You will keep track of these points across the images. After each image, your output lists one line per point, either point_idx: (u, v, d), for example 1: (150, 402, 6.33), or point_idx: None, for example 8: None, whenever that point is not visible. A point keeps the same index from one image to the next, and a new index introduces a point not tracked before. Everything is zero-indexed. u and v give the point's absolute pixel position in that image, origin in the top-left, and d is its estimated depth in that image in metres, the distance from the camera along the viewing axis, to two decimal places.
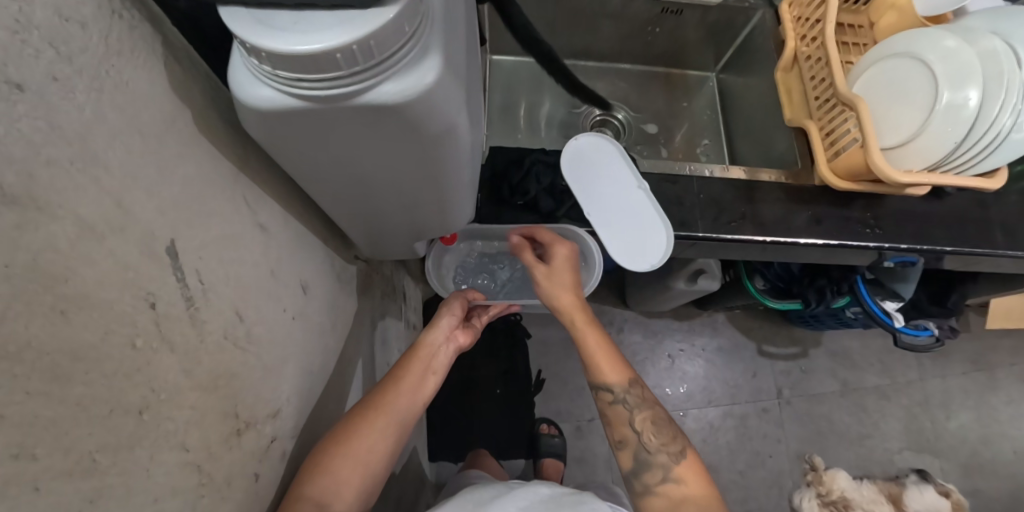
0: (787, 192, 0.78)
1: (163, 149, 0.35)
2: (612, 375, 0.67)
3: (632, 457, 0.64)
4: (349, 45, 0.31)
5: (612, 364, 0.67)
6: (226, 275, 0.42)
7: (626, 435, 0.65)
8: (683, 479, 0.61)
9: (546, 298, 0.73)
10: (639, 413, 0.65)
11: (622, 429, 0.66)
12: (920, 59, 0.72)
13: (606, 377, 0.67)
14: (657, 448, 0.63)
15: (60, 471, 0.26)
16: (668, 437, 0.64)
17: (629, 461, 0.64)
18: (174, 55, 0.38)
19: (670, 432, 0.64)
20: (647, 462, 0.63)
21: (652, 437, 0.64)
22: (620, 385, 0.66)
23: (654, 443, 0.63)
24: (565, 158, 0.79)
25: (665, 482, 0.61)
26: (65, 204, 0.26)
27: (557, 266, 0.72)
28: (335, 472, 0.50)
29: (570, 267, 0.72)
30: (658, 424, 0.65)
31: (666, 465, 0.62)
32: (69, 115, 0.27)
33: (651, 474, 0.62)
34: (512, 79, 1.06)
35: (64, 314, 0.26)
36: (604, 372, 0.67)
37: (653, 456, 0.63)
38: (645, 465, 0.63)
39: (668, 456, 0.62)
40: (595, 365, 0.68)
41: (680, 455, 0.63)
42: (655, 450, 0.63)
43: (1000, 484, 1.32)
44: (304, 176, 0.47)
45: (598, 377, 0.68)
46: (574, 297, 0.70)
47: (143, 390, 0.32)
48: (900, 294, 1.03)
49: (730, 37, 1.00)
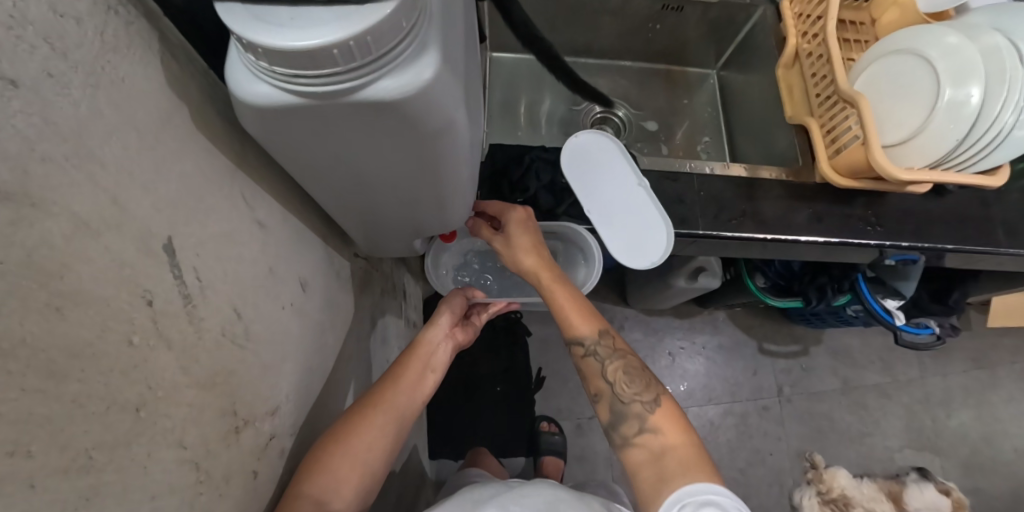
0: (788, 189, 0.78)
1: (160, 146, 0.35)
2: (581, 328, 0.65)
3: (608, 410, 0.63)
4: (346, 41, 0.31)
5: (579, 317, 0.66)
6: (224, 272, 0.42)
7: (600, 388, 0.65)
8: (658, 427, 0.60)
9: (510, 264, 0.70)
10: (610, 364, 0.64)
11: (596, 381, 0.65)
12: (922, 56, 0.72)
13: (575, 331, 0.66)
14: (631, 398, 0.62)
15: (55, 469, 0.26)
16: (641, 386, 0.63)
17: (606, 414, 0.64)
18: (170, 52, 0.38)
19: (644, 380, 0.63)
20: (622, 413, 0.62)
21: (625, 387, 0.63)
22: (590, 337, 0.65)
23: (627, 393, 0.63)
24: (565, 156, 0.79)
25: (642, 432, 0.60)
26: (60, 201, 0.26)
27: (512, 231, 0.68)
28: (334, 469, 0.51)
29: (526, 229, 0.68)
30: (630, 373, 0.64)
31: (641, 414, 0.61)
32: (65, 111, 0.27)
33: (628, 425, 0.61)
34: (512, 77, 1.06)
35: (60, 311, 0.26)
36: (573, 326, 0.66)
37: (628, 406, 0.62)
38: (622, 417, 0.62)
39: (643, 406, 0.61)
40: (565, 320, 0.67)
41: (654, 403, 0.62)
42: (629, 400, 0.62)
43: (1001, 482, 1.32)
44: (302, 172, 0.47)
45: (570, 331, 0.66)
46: (536, 258, 0.67)
47: (140, 387, 0.32)
48: (901, 292, 1.02)
49: (731, 34, 1.00)
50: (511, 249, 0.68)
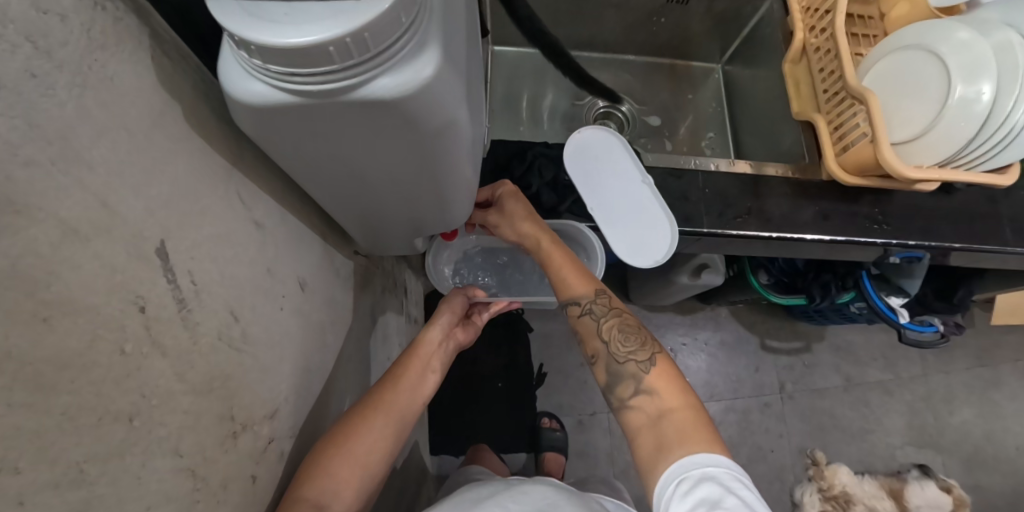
0: (794, 187, 0.77)
1: (152, 147, 0.34)
2: (575, 288, 0.65)
3: (605, 371, 0.63)
4: (342, 38, 0.30)
5: (574, 277, 0.66)
6: (219, 275, 0.41)
7: (596, 348, 0.64)
8: (653, 389, 0.59)
9: (507, 233, 0.71)
10: (606, 321, 0.64)
11: (593, 342, 0.64)
12: (933, 51, 0.70)
13: (571, 291, 0.66)
14: (625, 358, 0.61)
15: (45, 484, 0.25)
16: (637, 344, 0.62)
17: (603, 376, 0.63)
18: (162, 48, 0.37)
19: (639, 339, 0.62)
20: (618, 373, 0.61)
21: (620, 346, 0.63)
22: (586, 296, 0.65)
23: (622, 353, 0.62)
24: (569, 150, 0.77)
25: (637, 394, 0.59)
26: (46, 206, 0.25)
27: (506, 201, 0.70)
28: (331, 471, 0.50)
29: (519, 200, 0.70)
30: (625, 331, 0.63)
31: (637, 374, 0.60)
32: (50, 112, 0.26)
33: (623, 387, 0.60)
34: (515, 70, 1.04)
35: (47, 322, 0.25)
36: (568, 287, 0.66)
37: (624, 366, 0.61)
38: (618, 377, 0.61)
39: (637, 365, 0.60)
40: (562, 282, 0.67)
41: (649, 362, 0.61)
42: (624, 359, 0.61)
43: (1003, 479, 1.32)
44: (299, 172, 0.46)
45: (565, 293, 0.66)
46: (531, 225, 0.68)
47: (133, 395, 0.31)
48: (906, 290, 1.00)
49: (737, 28, 0.98)
50: (507, 219, 0.70)
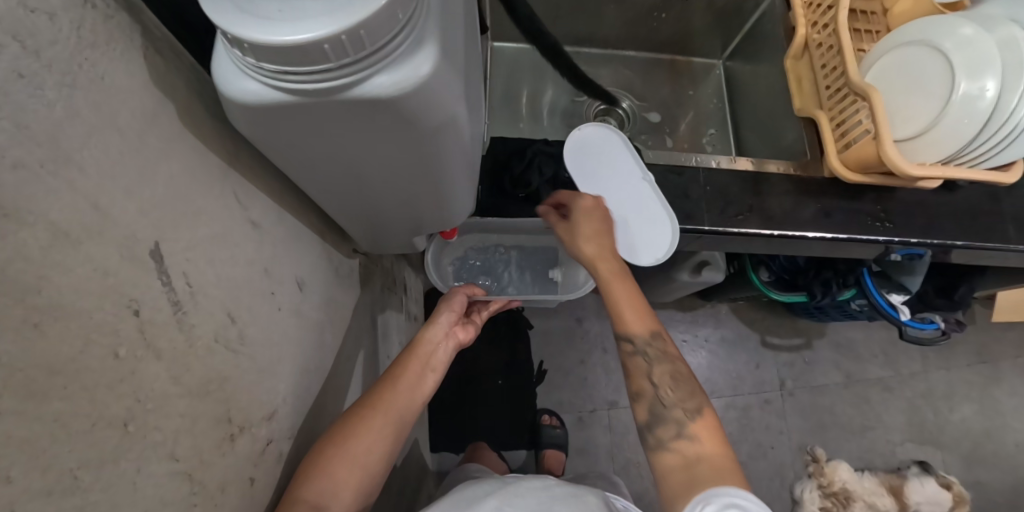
0: (796, 184, 0.76)
1: (145, 147, 0.33)
2: (634, 325, 0.63)
3: (647, 411, 0.61)
4: (338, 35, 0.29)
5: (634, 314, 0.63)
6: (215, 276, 0.40)
7: (642, 388, 0.62)
8: (697, 437, 0.58)
9: (571, 250, 0.69)
10: (659, 366, 0.62)
11: (640, 380, 0.63)
12: (936, 47, 0.69)
13: (627, 327, 0.63)
14: (673, 404, 0.60)
15: (37, 492, 0.24)
16: (686, 393, 0.61)
17: (644, 414, 0.61)
18: (153, 46, 0.36)
19: (689, 388, 0.61)
20: (662, 416, 0.60)
21: (668, 391, 0.61)
22: (642, 336, 0.63)
23: (670, 398, 0.61)
24: (569, 146, 0.76)
25: (679, 438, 0.58)
26: (35, 209, 0.25)
27: (579, 217, 0.68)
28: (330, 472, 0.49)
29: (594, 218, 0.68)
30: (676, 378, 0.62)
31: (682, 422, 0.59)
32: (39, 114, 0.26)
33: (665, 429, 0.59)
34: (515, 67, 1.03)
35: (38, 328, 0.25)
36: (625, 322, 0.64)
37: (670, 411, 0.60)
38: (660, 419, 0.60)
39: (683, 412, 0.60)
40: (617, 314, 0.64)
41: (696, 412, 0.60)
42: (672, 405, 0.60)
43: (1003, 476, 1.32)
44: (296, 170, 0.45)
45: (620, 326, 0.64)
46: (597, 249, 0.66)
47: (128, 400, 0.30)
48: (907, 287, 1.02)
49: (738, 24, 0.97)
50: (575, 234, 0.67)
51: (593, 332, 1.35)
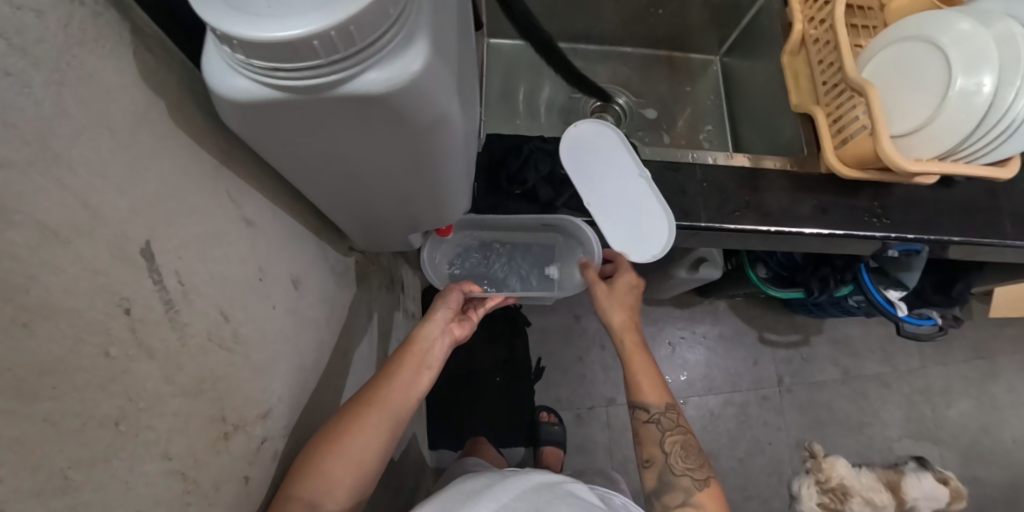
0: (792, 180, 0.76)
1: (136, 145, 0.33)
2: (648, 394, 0.68)
3: (656, 477, 0.65)
4: (327, 30, 0.29)
5: (650, 385, 0.68)
6: (209, 275, 0.40)
7: (654, 454, 0.66)
8: (702, 506, 0.62)
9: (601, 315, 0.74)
10: (671, 435, 0.66)
11: (651, 448, 0.66)
12: (933, 42, 0.69)
13: (642, 396, 0.68)
14: (683, 471, 0.64)
15: (29, 492, 0.24)
16: (695, 463, 0.65)
17: (653, 481, 0.65)
18: (144, 43, 0.36)
19: (698, 459, 0.65)
20: (671, 483, 0.63)
21: (679, 461, 0.65)
22: (656, 406, 0.67)
23: (681, 466, 0.64)
24: (565, 144, 0.77)
25: (685, 506, 0.62)
26: (23, 208, 0.25)
27: (621, 286, 0.73)
28: (325, 470, 0.49)
29: (632, 291, 0.73)
30: (687, 449, 0.66)
31: (689, 490, 0.63)
32: (26, 112, 0.25)
33: (673, 496, 0.63)
34: (511, 64, 1.03)
35: (27, 327, 0.25)
36: (640, 391, 0.68)
37: (679, 479, 0.63)
38: (669, 486, 0.64)
39: (692, 481, 0.63)
40: (635, 383, 0.69)
41: (704, 481, 0.63)
42: (681, 473, 0.64)
43: (1000, 471, 1.33)
44: (289, 169, 0.45)
45: (637, 394, 0.68)
46: (625, 318, 0.72)
47: (120, 399, 0.30)
48: (904, 284, 1.02)
49: (735, 19, 0.97)
50: (610, 298, 0.72)
51: (591, 329, 1.35)
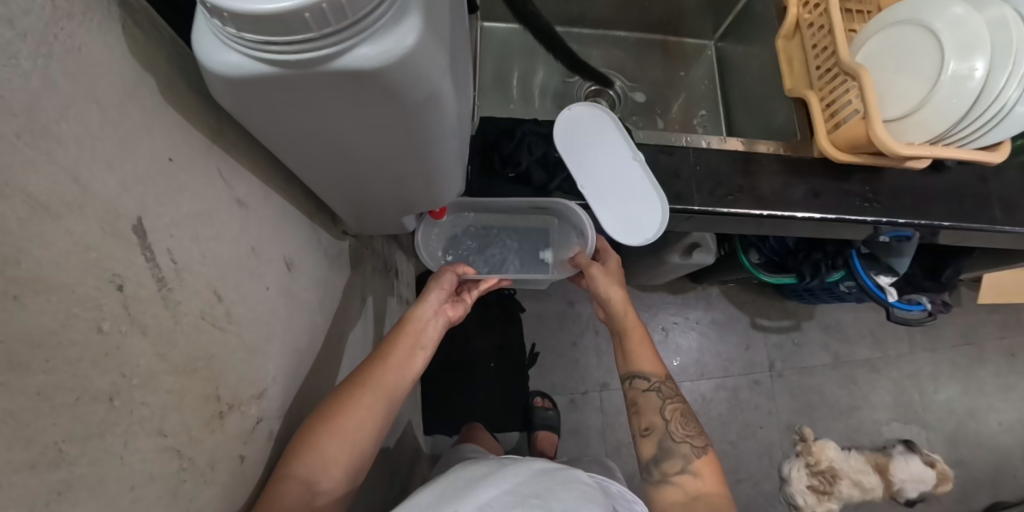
0: (786, 164, 0.76)
1: (124, 119, 0.33)
2: (648, 363, 0.69)
3: (655, 445, 0.65)
4: (317, 5, 0.29)
5: (647, 354, 0.70)
6: (202, 252, 0.40)
7: (654, 423, 0.66)
8: (700, 473, 0.62)
9: (597, 294, 0.75)
10: (670, 403, 0.67)
11: (650, 416, 0.67)
12: (927, 27, 0.69)
13: (641, 365, 0.69)
14: (682, 439, 0.64)
15: (23, 463, 0.24)
16: (694, 431, 0.65)
17: (651, 449, 0.65)
18: (134, 19, 0.36)
19: (697, 427, 0.66)
20: (671, 449, 0.64)
21: (678, 428, 0.65)
22: (656, 375, 0.68)
23: (679, 433, 0.65)
24: (559, 127, 0.77)
25: (683, 473, 0.62)
26: (12, 181, 0.25)
27: (612, 266, 0.77)
28: (322, 450, 0.50)
29: (620, 271, 0.77)
30: (685, 418, 0.66)
31: (688, 456, 0.63)
32: (13, 84, 0.25)
33: (672, 463, 0.63)
34: (505, 48, 1.02)
35: (17, 300, 0.25)
36: (640, 361, 0.69)
37: (678, 445, 0.64)
38: (668, 453, 0.64)
39: (691, 448, 0.63)
40: (633, 354, 0.70)
41: (702, 448, 0.64)
42: (680, 440, 0.64)
43: (986, 455, 1.35)
44: (281, 147, 0.45)
45: (634, 365, 0.70)
46: (623, 294, 0.73)
47: (113, 375, 0.30)
48: (894, 270, 1.04)
49: (730, 4, 0.96)
50: (607, 276, 0.75)
51: (585, 314, 1.36)
